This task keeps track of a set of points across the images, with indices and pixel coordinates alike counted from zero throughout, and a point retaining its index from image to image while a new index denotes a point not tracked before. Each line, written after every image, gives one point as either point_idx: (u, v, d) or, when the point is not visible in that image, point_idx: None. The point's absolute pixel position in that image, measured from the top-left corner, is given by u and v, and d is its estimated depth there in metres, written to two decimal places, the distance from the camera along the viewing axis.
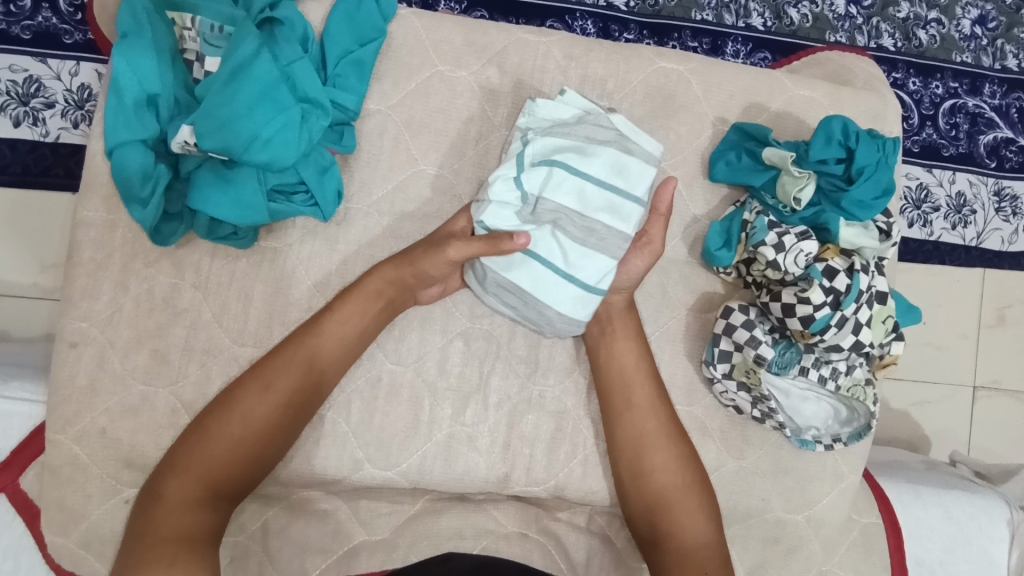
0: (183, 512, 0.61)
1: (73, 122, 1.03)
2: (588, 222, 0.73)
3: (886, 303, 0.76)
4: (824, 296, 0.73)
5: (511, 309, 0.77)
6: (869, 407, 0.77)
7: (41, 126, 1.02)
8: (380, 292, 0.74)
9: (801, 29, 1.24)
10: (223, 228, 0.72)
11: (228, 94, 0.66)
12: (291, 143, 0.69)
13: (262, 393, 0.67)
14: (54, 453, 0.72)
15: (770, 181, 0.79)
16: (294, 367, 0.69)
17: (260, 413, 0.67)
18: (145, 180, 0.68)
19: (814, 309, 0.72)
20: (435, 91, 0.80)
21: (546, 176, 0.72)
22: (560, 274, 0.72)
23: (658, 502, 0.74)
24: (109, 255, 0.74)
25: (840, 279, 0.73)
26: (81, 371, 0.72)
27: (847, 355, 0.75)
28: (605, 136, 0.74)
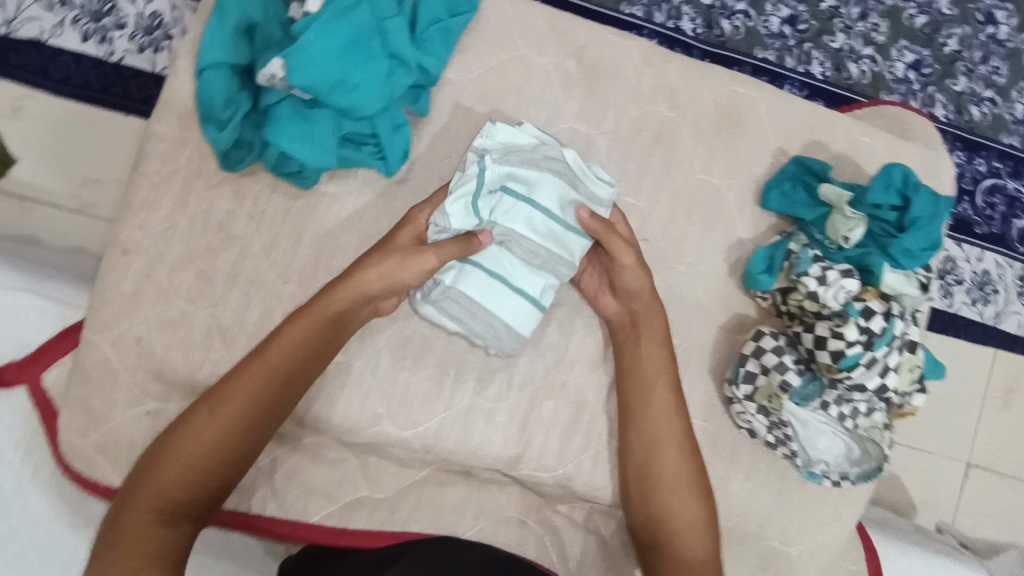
0: (142, 530, 0.57)
1: (139, 47, 1.05)
2: (535, 245, 0.76)
3: (915, 353, 0.77)
4: (858, 334, 0.74)
5: (456, 327, 0.76)
6: (882, 450, 0.78)
7: (107, 45, 1.04)
8: (341, 305, 0.69)
9: (857, 85, 1.26)
10: (290, 164, 0.73)
11: (321, 34, 0.67)
12: (373, 94, 0.70)
13: (205, 424, 0.62)
14: (89, 352, 0.73)
15: (821, 217, 0.81)
16: (240, 396, 0.64)
17: (202, 446, 0.61)
18: (227, 105, 0.70)
19: (847, 345, 0.73)
20: (513, 72, 0.82)
21: (497, 201, 0.75)
22: (512, 290, 0.76)
23: (661, 513, 0.74)
24: (174, 171, 0.75)
25: (877, 321, 0.74)
26: (128, 278, 0.74)
27: (870, 397, 0.76)
28: (556, 167, 0.77)
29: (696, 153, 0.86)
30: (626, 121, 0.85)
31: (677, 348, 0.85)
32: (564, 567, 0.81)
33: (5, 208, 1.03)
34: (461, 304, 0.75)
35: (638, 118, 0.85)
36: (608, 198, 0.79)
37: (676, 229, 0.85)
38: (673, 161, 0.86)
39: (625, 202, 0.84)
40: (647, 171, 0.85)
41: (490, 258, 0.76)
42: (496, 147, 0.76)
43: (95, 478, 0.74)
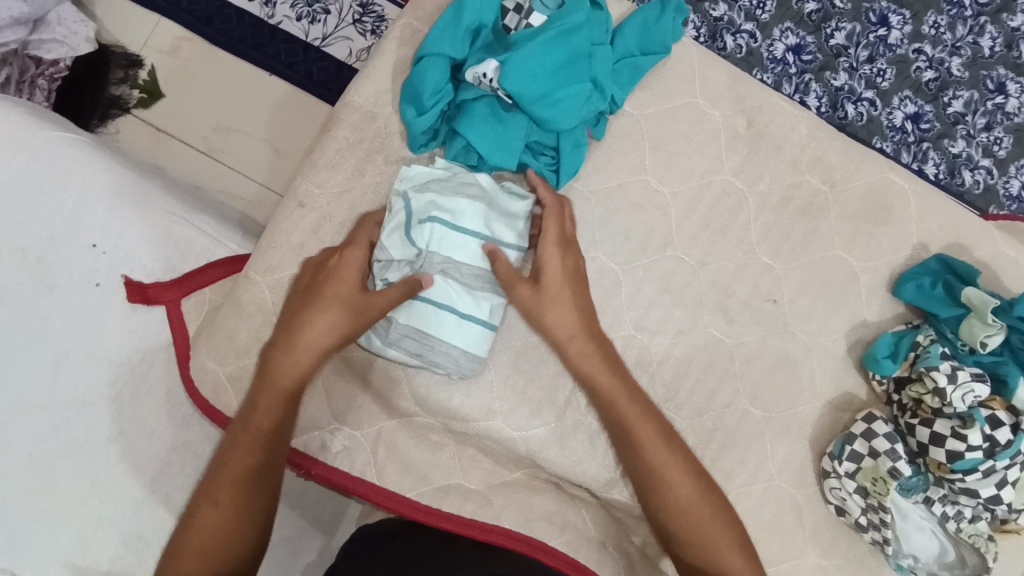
0: None
1: (297, 15, 1.17)
2: (472, 268, 0.75)
3: None
4: (980, 439, 0.75)
5: (413, 359, 0.75)
6: (985, 559, 0.77)
7: (270, 8, 1.16)
8: (298, 363, 0.70)
9: (970, 194, 1.16)
10: (469, 158, 0.77)
11: (541, 50, 0.72)
12: (570, 112, 0.74)
13: (214, 515, 0.65)
14: (246, 289, 0.77)
15: (956, 317, 0.82)
16: (229, 473, 0.67)
17: (217, 531, 0.65)
18: (435, 94, 0.75)
19: (967, 447, 0.75)
20: (684, 118, 0.86)
21: (430, 232, 0.73)
22: (458, 316, 0.73)
23: (695, 538, 0.70)
24: (360, 141, 0.80)
25: (1003, 431, 0.75)
26: (298, 230, 0.78)
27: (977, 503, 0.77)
28: (472, 192, 0.75)
29: (840, 230, 0.88)
30: (779, 186, 0.87)
31: (784, 413, 0.85)
32: None
33: (164, 144, 1.12)
34: (412, 338, 0.73)
35: (792, 186, 0.88)
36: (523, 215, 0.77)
37: (806, 298, 0.87)
38: (816, 233, 0.88)
39: (763, 261, 0.87)
40: (789, 237, 0.87)
41: (433, 289, 0.73)
42: (414, 184, 0.76)
43: (220, 408, 0.77)
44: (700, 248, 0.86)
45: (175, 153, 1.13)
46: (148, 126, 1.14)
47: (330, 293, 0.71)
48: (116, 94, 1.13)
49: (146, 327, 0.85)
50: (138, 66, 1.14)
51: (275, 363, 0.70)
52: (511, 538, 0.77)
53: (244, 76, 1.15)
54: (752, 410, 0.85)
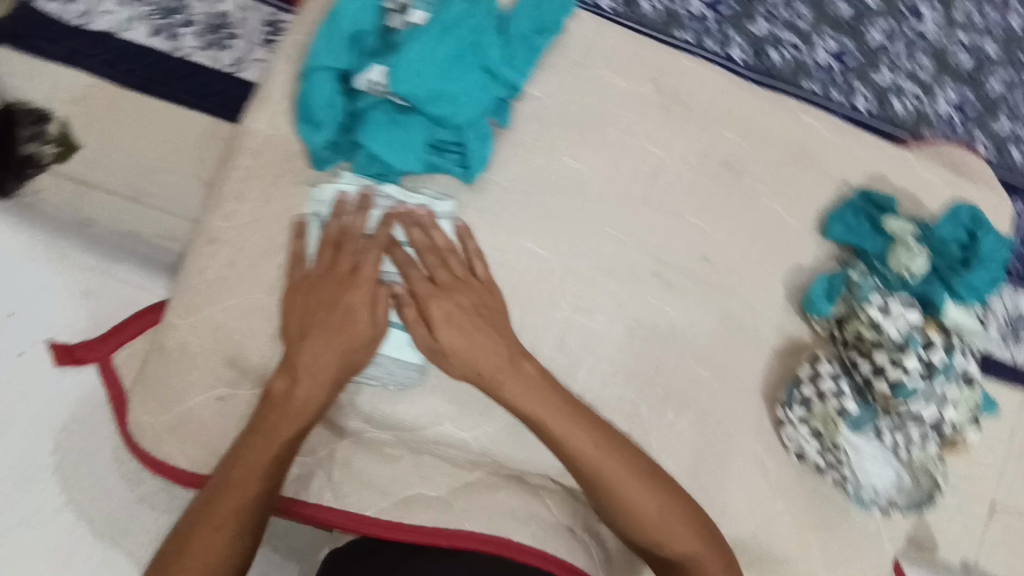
0: None
1: (205, 45, 1.09)
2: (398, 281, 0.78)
3: (973, 388, 0.79)
4: (917, 365, 0.76)
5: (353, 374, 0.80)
6: (934, 479, 0.80)
7: (175, 41, 1.09)
8: (316, 395, 0.72)
9: (905, 122, 1.18)
10: (375, 167, 0.76)
11: (427, 46, 0.71)
12: (467, 105, 0.73)
13: (214, 520, 0.64)
14: (169, 335, 0.75)
15: (884, 249, 0.82)
16: (234, 488, 0.67)
17: (221, 541, 0.64)
18: (327, 107, 0.72)
19: (905, 375, 0.76)
20: (592, 91, 0.84)
21: None
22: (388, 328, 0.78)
23: (657, 538, 0.71)
24: (263, 166, 0.78)
25: (937, 353, 0.76)
26: (212, 266, 0.76)
27: (925, 427, 0.78)
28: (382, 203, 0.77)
29: (763, 180, 0.88)
30: (696, 146, 0.87)
31: (732, 369, 0.86)
32: None
33: (68, 192, 1.06)
34: None
35: (709, 144, 0.87)
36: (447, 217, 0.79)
37: (739, 254, 0.87)
38: (740, 188, 0.87)
39: (692, 223, 0.86)
40: (713, 196, 0.87)
41: None
42: (325, 206, 0.76)
43: (164, 459, 0.76)
44: (627, 221, 0.85)
45: (87, 200, 1.06)
46: (60, 178, 1.06)
47: (339, 321, 0.73)
48: (29, 153, 1.06)
49: (75, 388, 0.83)
50: (47, 121, 1.07)
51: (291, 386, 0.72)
52: (477, 539, 0.77)
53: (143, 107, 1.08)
54: (701, 373, 0.85)
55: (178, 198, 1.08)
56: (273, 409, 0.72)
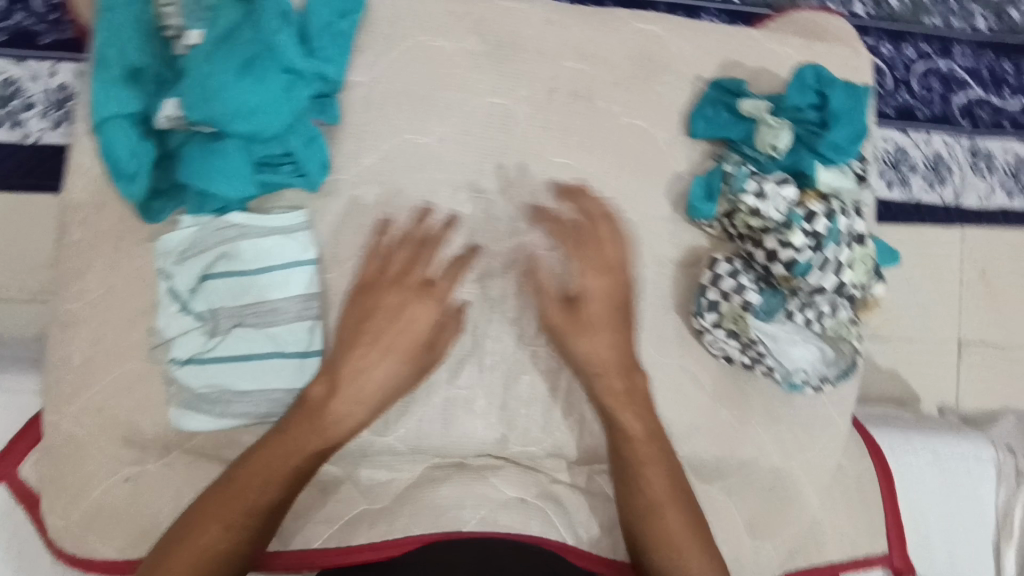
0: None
1: (54, 123, 1.00)
2: (268, 304, 0.75)
3: (866, 245, 0.78)
4: (804, 239, 0.75)
5: (249, 417, 0.73)
6: (853, 343, 0.80)
7: (21, 128, 0.99)
8: (334, 411, 0.70)
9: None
10: (213, 202, 0.73)
11: (208, 66, 0.67)
12: (277, 114, 0.70)
13: (200, 538, 0.63)
14: (53, 434, 0.72)
15: (748, 133, 0.81)
16: (228, 503, 0.65)
17: (203, 554, 0.63)
18: (131, 156, 0.68)
19: (796, 252, 0.75)
20: (417, 60, 0.81)
21: (206, 292, 0.73)
22: (274, 356, 0.74)
23: (651, 499, 0.73)
24: (96, 235, 0.73)
25: (821, 222, 0.76)
26: (75, 351, 0.72)
27: (830, 296, 0.78)
28: (230, 234, 0.74)
29: (616, 99, 0.85)
30: (540, 84, 0.84)
31: (641, 295, 0.84)
32: (575, 537, 0.81)
33: None
34: (237, 396, 0.73)
35: (552, 79, 0.84)
36: (300, 227, 0.77)
37: (615, 179, 0.84)
38: (596, 113, 0.85)
39: (560, 163, 0.83)
40: (572, 129, 0.84)
41: (234, 343, 0.73)
42: (172, 254, 0.73)
43: (91, 556, 0.73)
44: (492, 180, 0.82)
45: None
46: None
47: (433, 337, 0.73)
48: None
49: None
50: None
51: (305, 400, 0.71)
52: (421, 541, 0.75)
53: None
54: None
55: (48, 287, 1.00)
56: (304, 416, 0.70)
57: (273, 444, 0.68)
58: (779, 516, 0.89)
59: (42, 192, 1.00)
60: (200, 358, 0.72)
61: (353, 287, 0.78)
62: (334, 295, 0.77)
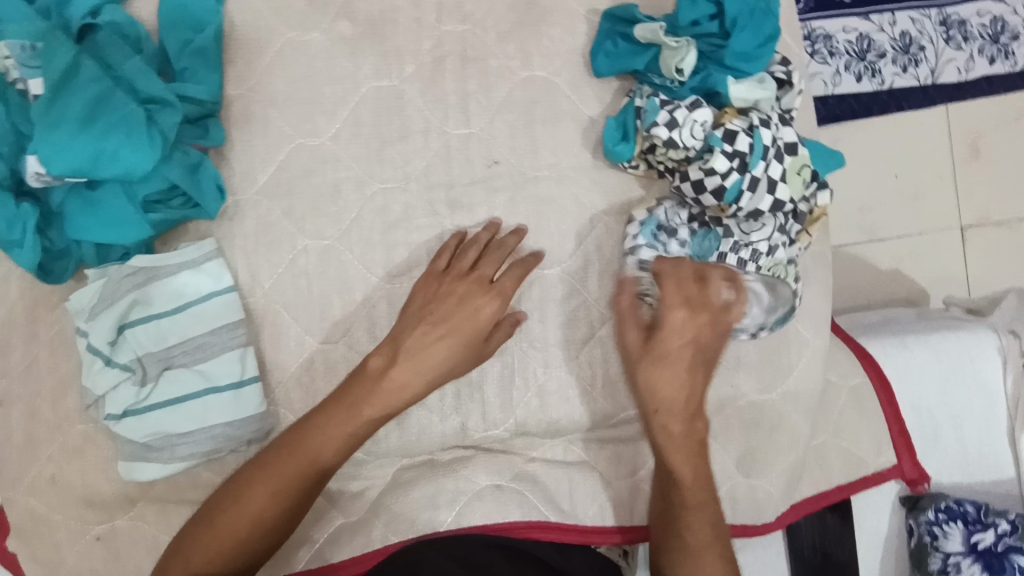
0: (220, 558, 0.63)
1: None
2: (193, 341, 0.73)
3: (798, 153, 0.73)
4: (728, 162, 0.70)
5: (198, 456, 0.72)
6: (789, 285, 0.77)
7: None
8: (407, 382, 0.69)
9: None
10: (116, 251, 0.73)
11: (58, 115, 0.63)
12: (141, 149, 0.66)
13: (236, 519, 0.64)
14: (16, 510, 0.72)
15: (652, 60, 0.75)
16: (261, 486, 0.65)
17: (236, 536, 0.63)
18: (11, 225, 0.66)
19: (722, 178, 0.70)
20: (291, 59, 0.77)
21: (129, 341, 0.72)
22: (208, 392, 0.72)
23: (678, 477, 0.70)
24: (11, 310, 0.73)
25: (742, 140, 0.70)
26: (15, 427, 0.72)
27: (766, 225, 0.74)
28: (139, 279, 0.73)
29: (508, 53, 0.79)
30: (424, 56, 0.79)
31: (576, 254, 0.80)
32: (559, 511, 0.80)
33: None
34: (179, 438, 0.72)
35: (436, 47, 0.79)
36: (208, 257, 0.74)
37: (524, 139, 0.79)
38: (491, 73, 0.79)
39: (462, 134, 0.79)
40: (468, 95, 0.79)
41: (166, 386, 0.72)
42: (85, 311, 0.72)
43: None
44: (396, 167, 0.78)
45: None
46: None
47: (451, 312, 0.71)
48: None
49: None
50: None
51: (388, 374, 0.69)
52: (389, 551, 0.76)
53: None
54: (546, 274, 0.79)
55: None
56: (361, 384, 0.69)
57: (310, 425, 0.67)
58: (775, 450, 0.84)
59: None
60: (136, 409, 0.71)
61: (278, 307, 0.76)
62: (262, 318, 0.76)
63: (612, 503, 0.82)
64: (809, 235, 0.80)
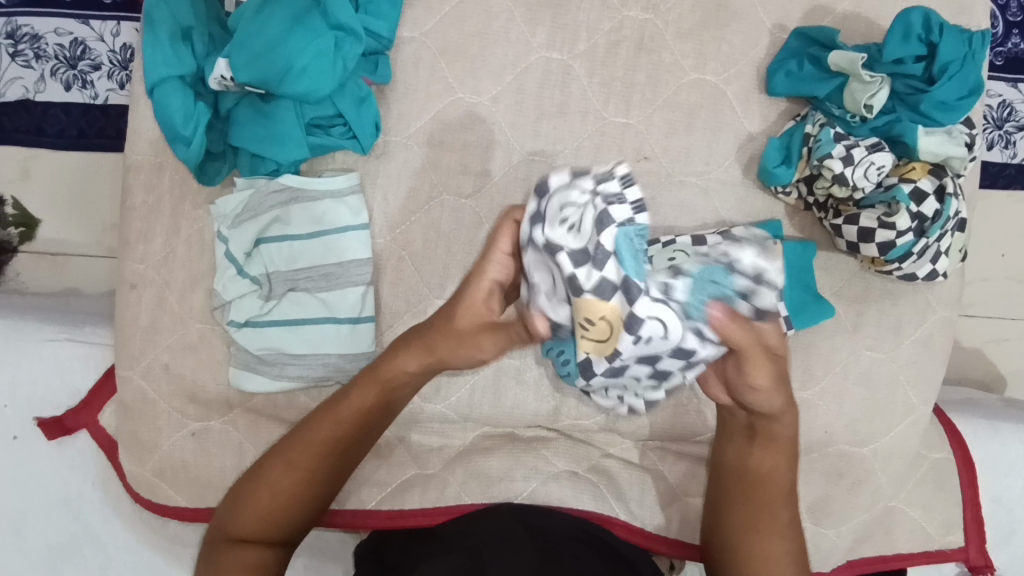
0: (255, 530, 0.63)
1: (120, 83, 0.99)
2: (320, 268, 0.74)
3: (963, 232, 0.75)
4: (910, 221, 0.69)
5: (304, 381, 0.74)
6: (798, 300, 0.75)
7: (90, 88, 0.99)
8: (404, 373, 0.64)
9: None
10: (267, 165, 0.74)
11: (259, 25, 0.69)
12: (325, 72, 0.70)
13: (265, 500, 0.63)
14: (126, 388, 0.76)
15: (836, 90, 0.73)
16: (280, 471, 0.64)
17: (270, 512, 0.63)
18: (187, 119, 0.71)
19: (898, 235, 0.69)
20: (470, 14, 0.76)
21: (263, 257, 0.74)
22: (326, 320, 0.74)
23: (751, 474, 0.67)
24: (159, 199, 0.75)
25: (929, 203, 0.70)
26: (142, 310, 0.75)
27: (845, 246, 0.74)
28: (280, 199, 0.74)
29: (683, 52, 0.77)
30: (600, 37, 0.77)
31: None
32: (627, 512, 0.79)
33: (39, 267, 1.01)
34: (291, 358, 0.74)
35: (613, 31, 0.77)
36: (351, 190, 0.75)
37: (678, 141, 0.77)
38: (661, 68, 0.77)
39: (619, 123, 0.77)
40: (634, 85, 0.77)
41: (288, 306, 0.74)
42: (229, 218, 0.74)
43: (164, 502, 0.77)
44: (548, 141, 0.77)
45: (63, 270, 1.01)
46: (30, 256, 1.01)
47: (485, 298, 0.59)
48: None
49: (81, 455, 0.82)
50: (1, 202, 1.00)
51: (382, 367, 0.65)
52: (452, 513, 0.77)
53: (50, 161, 1.00)
54: None
55: (98, 239, 1.01)
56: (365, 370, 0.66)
57: (314, 420, 0.65)
58: (852, 506, 0.81)
59: (109, 152, 1.00)
60: (257, 321, 0.74)
61: (403, 253, 0.76)
62: (386, 261, 0.76)
63: (680, 520, 0.79)
64: (953, 251, 0.76)
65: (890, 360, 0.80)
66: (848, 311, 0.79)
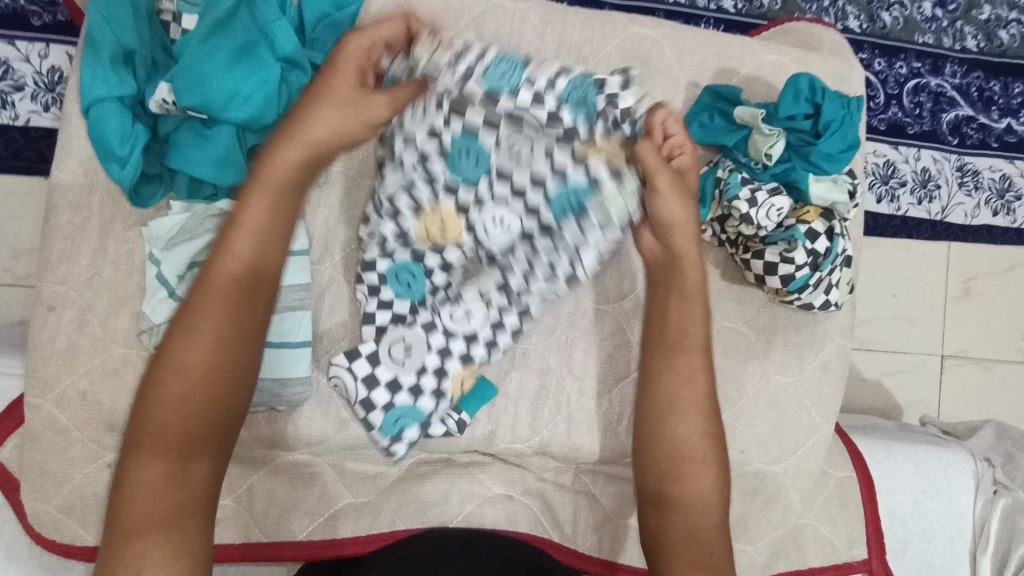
0: (169, 439, 0.53)
1: (44, 105, 0.96)
2: None
3: (849, 268, 0.85)
4: (806, 257, 0.78)
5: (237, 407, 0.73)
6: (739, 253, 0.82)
7: (11, 109, 0.95)
8: (274, 228, 0.59)
9: (772, 12, 1.18)
10: (204, 190, 0.75)
11: (204, 52, 0.70)
12: (268, 101, 0.72)
13: (162, 412, 0.53)
14: (34, 417, 0.71)
15: (742, 140, 0.82)
16: (175, 380, 0.54)
17: (179, 413, 0.53)
18: (123, 140, 0.71)
19: (796, 268, 0.78)
20: None
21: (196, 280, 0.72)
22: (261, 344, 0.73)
23: (673, 484, 0.64)
24: (87, 219, 0.73)
25: (821, 241, 0.80)
26: (60, 333, 0.71)
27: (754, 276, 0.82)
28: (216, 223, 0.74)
29: None
30: None
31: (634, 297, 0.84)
32: (560, 534, 0.81)
33: None
34: None
35: None
36: None
37: None
38: None
39: None
40: None
41: None
42: (163, 240, 0.73)
43: (74, 540, 0.72)
44: None
45: None
46: None
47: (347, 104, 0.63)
48: None
49: None
50: None
51: (225, 252, 0.57)
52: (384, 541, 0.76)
53: None
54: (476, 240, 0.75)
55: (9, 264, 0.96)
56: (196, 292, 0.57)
57: (178, 325, 0.56)
58: (767, 522, 0.87)
59: (31, 175, 0.96)
60: None
61: (343, 278, 0.79)
62: (326, 286, 0.79)
63: (610, 541, 0.82)
64: (843, 285, 0.85)
65: (795, 383, 0.88)
66: (758, 338, 0.87)
